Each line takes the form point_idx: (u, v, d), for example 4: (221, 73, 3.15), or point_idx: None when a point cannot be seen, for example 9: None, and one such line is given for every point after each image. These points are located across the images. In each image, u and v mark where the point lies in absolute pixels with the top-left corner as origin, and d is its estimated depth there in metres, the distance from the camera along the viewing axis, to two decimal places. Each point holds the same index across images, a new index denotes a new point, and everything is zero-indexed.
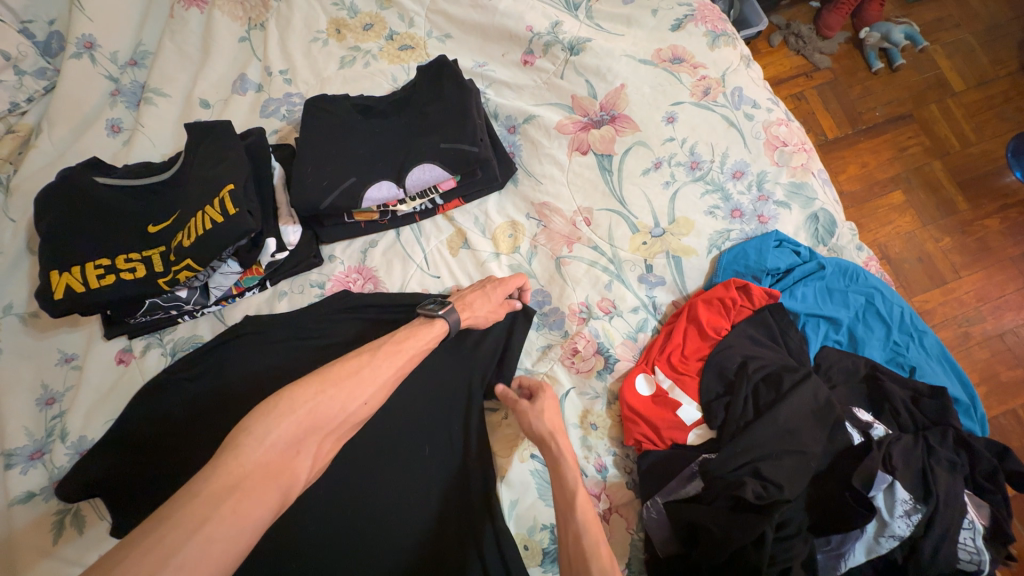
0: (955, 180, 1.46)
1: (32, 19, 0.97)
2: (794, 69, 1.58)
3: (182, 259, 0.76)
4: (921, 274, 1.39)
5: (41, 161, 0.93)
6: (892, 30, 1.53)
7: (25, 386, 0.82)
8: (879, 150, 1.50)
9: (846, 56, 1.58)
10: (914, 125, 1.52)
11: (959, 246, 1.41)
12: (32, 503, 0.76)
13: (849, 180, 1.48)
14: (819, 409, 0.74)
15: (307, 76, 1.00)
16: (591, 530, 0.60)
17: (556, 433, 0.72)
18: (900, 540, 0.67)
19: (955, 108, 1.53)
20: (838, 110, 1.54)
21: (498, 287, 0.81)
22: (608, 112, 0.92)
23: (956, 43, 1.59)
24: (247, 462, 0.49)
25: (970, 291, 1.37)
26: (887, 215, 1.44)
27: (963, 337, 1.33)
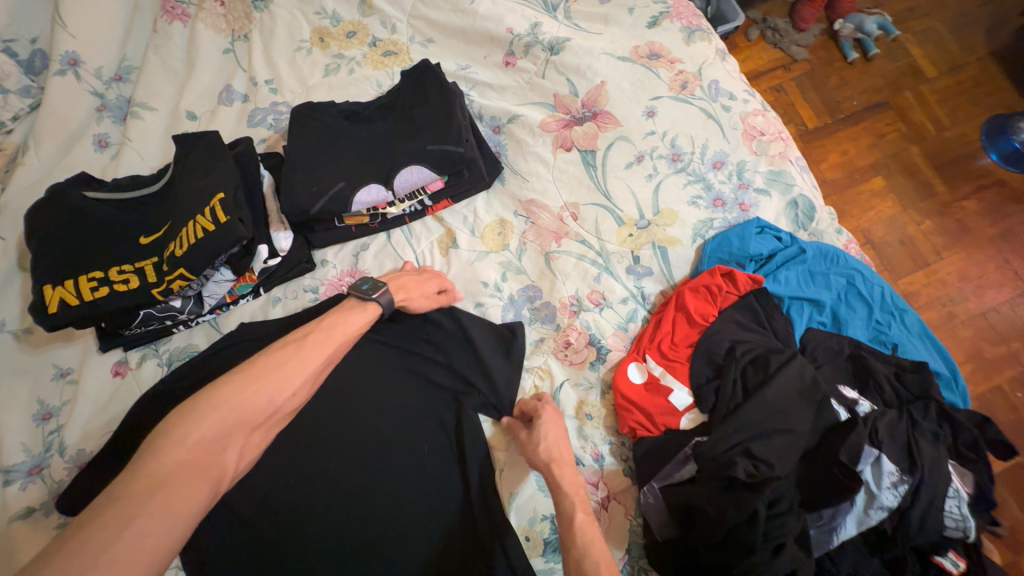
0: (933, 164, 1.50)
1: (14, 38, 0.96)
2: (772, 62, 1.62)
3: (175, 268, 0.76)
4: (904, 257, 1.42)
5: (29, 178, 0.93)
6: (865, 20, 1.57)
7: (20, 402, 0.82)
8: (858, 138, 1.54)
9: (822, 47, 1.62)
10: (890, 112, 1.56)
11: (939, 229, 1.44)
12: (33, 519, 0.76)
13: (830, 168, 1.52)
14: (806, 388, 0.76)
15: (292, 84, 1.02)
16: (593, 558, 0.62)
17: (561, 454, 0.75)
18: (889, 511, 0.69)
19: (929, 95, 1.57)
20: (816, 100, 1.58)
21: (432, 277, 0.86)
22: (589, 109, 0.94)
23: (927, 31, 1.63)
24: (169, 462, 0.51)
25: (952, 271, 1.40)
26: (868, 201, 1.47)
27: (948, 317, 1.37)
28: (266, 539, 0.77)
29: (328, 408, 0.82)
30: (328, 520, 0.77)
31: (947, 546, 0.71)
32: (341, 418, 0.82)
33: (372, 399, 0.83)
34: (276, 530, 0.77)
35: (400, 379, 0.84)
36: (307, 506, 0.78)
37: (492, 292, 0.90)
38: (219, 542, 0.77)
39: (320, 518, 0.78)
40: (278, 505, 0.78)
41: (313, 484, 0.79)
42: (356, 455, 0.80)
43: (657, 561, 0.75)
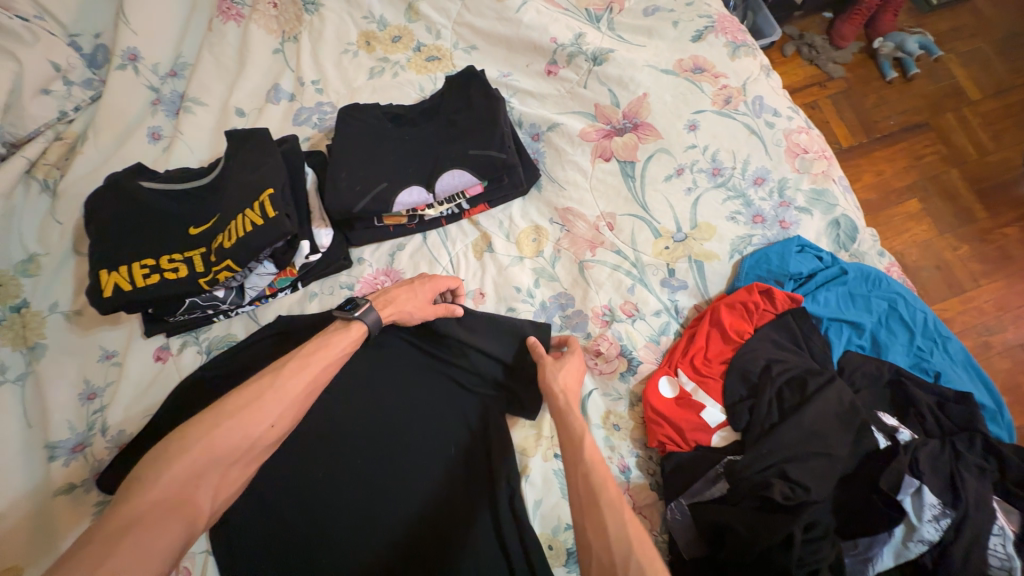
0: (973, 188, 1.46)
1: (80, 33, 1.02)
2: (808, 79, 1.60)
3: (223, 259, 0.79)
4: (940, 282, 1.38)
5: (86, 166, 0.97)
6: (907, 40, 1.55)
7: (68, 381, 0.85)
8: (894, 159, 1.50)
9: (861, 65, 1.60)
10: (930, 134, 1.52)
11: (978, 255, 1.40)
12: (74, 495, 0.79)
13: (864, 188, 1.49)
14: (845, 413, 0.74)
15: (338, 86, 1.04)
16: (599, 470, 0.61)
17: (566, 390, 0.74)
18: (929, 544, 0.67)
19: (972, 117, 1.53)
20: (853, 119, 1.55)
21: (425, 285, 0.83)
22: (630, 120, 0.94)
23: (972, 52, 1.60)
24: (142, 501, 0.52)
25: (990, 300, 1.36)
26: (903, 223, 1.44)
27: (984, 347, 1.32)
28: (292, 531, 0.78)
29: (360, 404, 0.84)
30: (354, 513, 0.78)
31: None
32: (372, 414, 0.83)
33: (403, 397, 0.84)
34: (303, 520, 0.79)
35: (431, 379, 0.85)
36: (333, 499, 0.79)
37: (525, 297, 0.91)
38: (247, 530, 0.79)
39: (347, 510, 0.79)
40: (305, 495, 0.80)
41: (341, 476, 0.80)
42: (382, 453, 0.81)
43: None
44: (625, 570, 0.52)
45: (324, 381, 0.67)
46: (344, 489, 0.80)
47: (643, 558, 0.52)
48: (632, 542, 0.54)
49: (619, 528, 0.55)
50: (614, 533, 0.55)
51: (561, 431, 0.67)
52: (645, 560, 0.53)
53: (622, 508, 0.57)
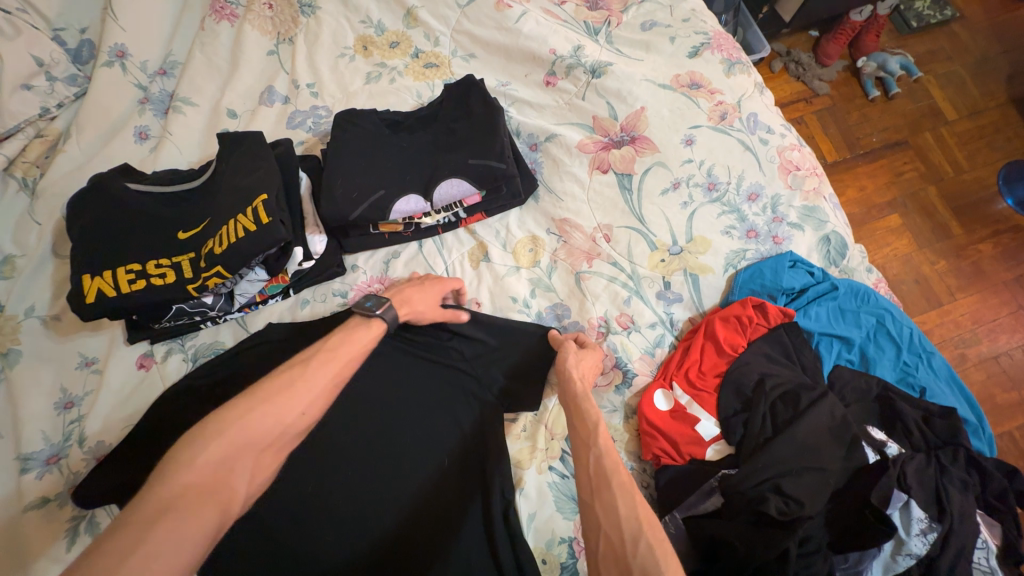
0: (950, 205, 1.51)
1: (64, 27, 0.98)
2: (795, 95, 1.64)
3: (213, 265, 0.76)
4: (918, 296, 1.43)
5: (68, 165, 0.93)
6: (888, 60, 1.61)
7: (44, 389, 0.81)
8: (877, 174, 1.55)
9: (845, 83, 1.65)
10: (910, 151, 1.57)
11: (954, 270, 1.45)
12: (48, 509, 0.75)
13: (849, 202, 1.53)
14: (837, 428, 0.75)
15: (333, 90, 1.03)
16: (612, 455, 0.61)
17: (580, 379, 0.74)
18: (917, 558, 0.69)
19: (949, 136, 1.59)
20: (838, 135, 1.59)
21: (435, 286, 0.83)
22: (628, 133, 0.95)
23: (949, 75, 1.66)
24: (177, 485, 0.50)
25: (965, 313, 1.41)
26: (884, 237, 1.48)
27: (960, 359, 1.36)
28: (277, 547, 0.75)
29: (351, 413, 0.81)
30: (346, 527, 0.76)
31: None
32: (364, 424, 0.81)
33: (396, 408, 0.82)
34: (290, 536, 0.76)
35: (425, 390, 0.83)
36: (322, 514, 0.76)
37: (521, 307, 0.90)
38: (229, 547, 0.75)
39: (337, 525, 0.76)
40: (292, 510, 0.76)
41: (330, 490, 0.77)
42: (373, 465, 0.79)
43: None
44: (635, 548, 0.52)
45: (350, 373, 0.66)
46: (333, 503, 0.77)
47: (653, 540, 0.52)
48: (642, 524, 0.54)
49: (629, 510, 0.55)
50: (624, 513, 0.55)
51: (575, 416, 0.68)
52: (655, 540, 0.53)
53: (634, 491, 0.57)
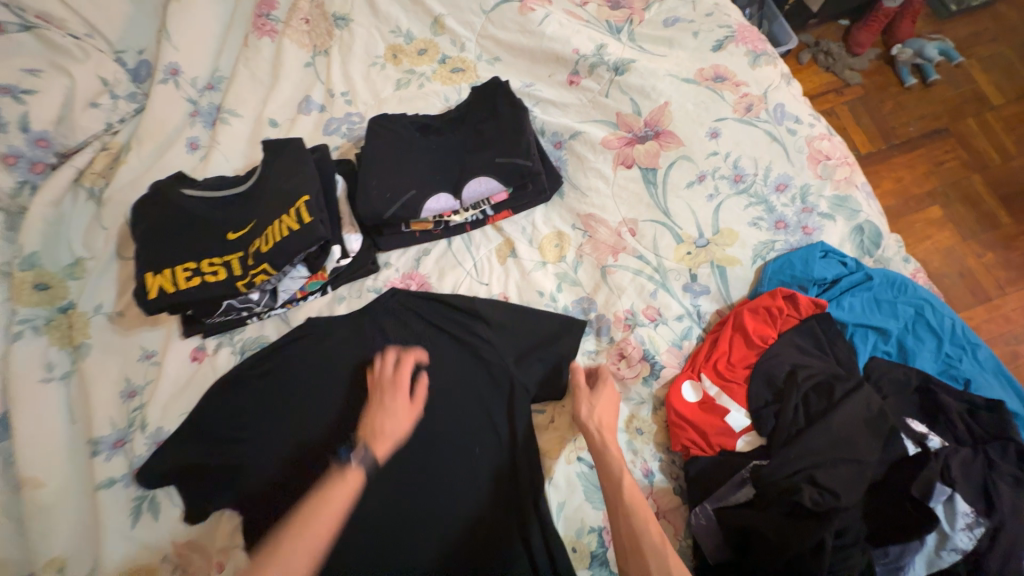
0: (996, 194, 1.49)
1: (125, 49, 1.07)
2: (825, 85, 1.63)
3: (260, 263, 0.82)
4: (963, 289, 1.40)
5: (129, 175, 1.02)
6: (926, 45, 1.59)
7: (110, 379, 0.89)
8: (915, 164, 1.53)
9: (879, 71, 1.63)
10: (952, 138, 1.54)
11: (1002, 261, 1.42)
12: (115, 488, 0.82)
13: (884, 194, 1.51)
14: (874, 419, 0.73)
15: (366, 97, 1.09)
16: (642, 514, 0.68)
17: (600, 428, 0.77)
18: (963, 553, 0.67)
19: (994, 122, 1.56)
20: (870, 126, 1.58)
21: (398, 401, 0.80)
22: (652, 128, 0.95)
23: (993, 57, 1.63)
24: None
25: (1017, 308, 1.38)
26: (926, 230, 1.46)
27: (1013, 356, 1.34)
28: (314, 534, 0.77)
29: None
30: (386, 534, 0.78)
31: None
32: None
33: (426, 396, 0.86)
34: None
35: (453, 380, 0.88)
36: (360, 508, 0.79)
37: (548, 301, 0.93)
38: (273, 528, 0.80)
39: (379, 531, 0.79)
40: None
41: (369, 496, 0.80)
42: (409, 469, 0.82)
43: None
44: None
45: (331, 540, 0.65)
46: (370, 502, 0.80)
47: None
48: None
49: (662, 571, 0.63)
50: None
51: (599, 461, 0.75)
52: None
53: (666, 552, 0.65)
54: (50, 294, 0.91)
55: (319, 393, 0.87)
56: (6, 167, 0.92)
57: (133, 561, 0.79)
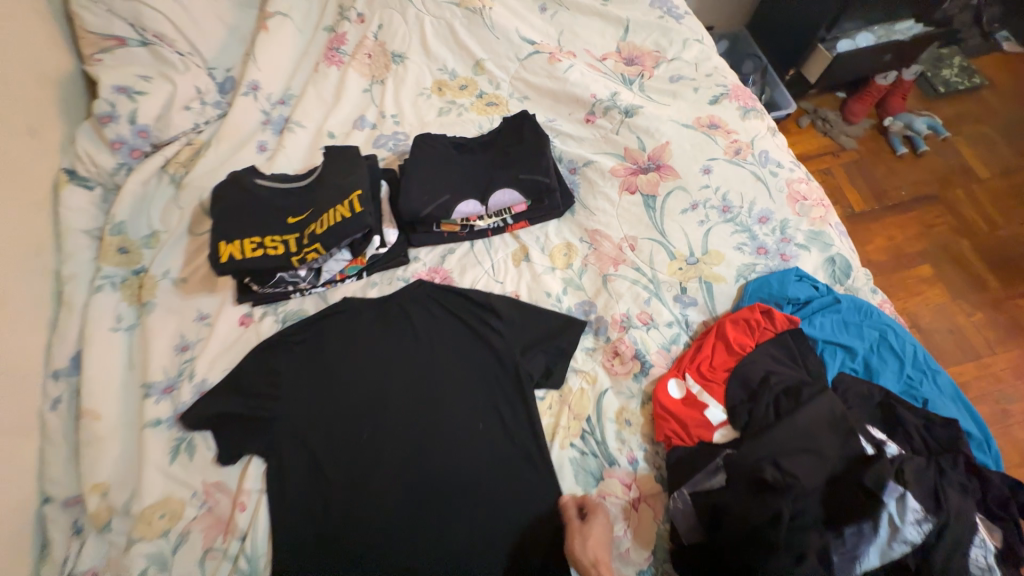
0: (984, 259, 1.74)
1: (216, 67, 1.28)
2: (824, 147, 1.96)
3: (313, 243, 0.97)
4: (953, 344, 1.60)
5: (207, 165, 1.19)
6: (915, 121, 1.94)
7: (168, 333, 1.01)
8: (906, 226, 1.80)
9: (874, 138, 1.97)
10: (940, 205, 1.83)
11: (990, 322, 1.64)
12: (159, 429, 0.92)
13: (876, 249, 1.76)
14: (836, 420, 0.82)
15: (412, 120, 1.28)
16: None
17: (595, 565, 0.80)
18: (912, 546, 0.73)
19: (980, 193, 1.86)
20: (865, 187, 1.87)
21: None
22: (654, 162, 1.11)
23: (977, 136, 1.98)
24: None
25: (1006, 367, 1.57)
26: (918, 286, 1.69)
27: (1003, 414, 1.51)
28: (340, 483, 0.91)
29: (403, 378, 1.00)
30: (394, 490, 0.92)
31: None
32: (414, 387, 0.99)
33: (440, 375, 1.00)
34: (351, 481, 0.92)
35: (465, 363, 1.01)
36: (377, 466, 0.93)
37: (554, 301, 1.05)
38: (296, 477, 0.91)
39: (388, 488, 0.92)
40: (349, 455, 0.94)
41: (382, 457, 0.94)
42: (416, 437, 0.95)
43: (682, 562, 0.82)
44: None
45: None
46: (385, 462, 0.93)
47: None
48: None
49: None
50: None
51: None
52: None
53: None
54: (128, 258, 1.07)
55: (349, 362, 1.00)
56: (113, 151, 1.12)
57: (166, 493, 0.88)
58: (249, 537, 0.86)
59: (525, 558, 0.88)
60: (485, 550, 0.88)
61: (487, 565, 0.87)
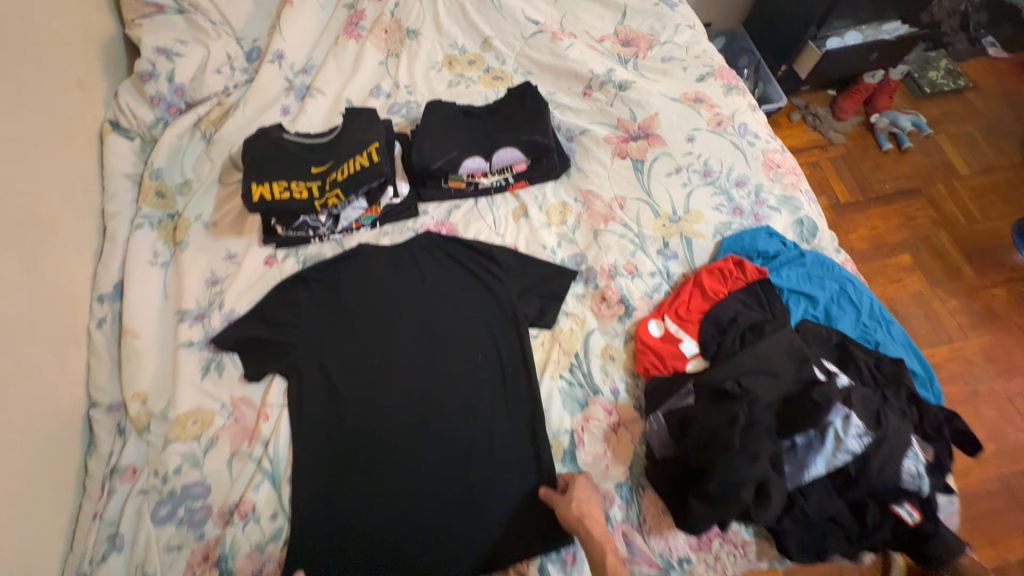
0: (963, 251, 1.85)
1: (243, 37, 1.37)
2: (812, 142, 2.07)
3: (334, 188, 1.09)
4: (928, 329, 1.71)
5: (237, 124, 1.29)
6: (899, 118, 2.05)
7: (199, 269, 1.12)
8: (888, 217, 1.91)
9: (861, 135, 2.08)
10: (923, 199, 1.95)
11: (964, 308, 1.75)
12: (191, 349, 1.03)
13: (859, 238, 1.87)
14: (792, 350, 0.93)
15: (424, 90, 1.39)
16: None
17: (585, 522, 0.85)
18: (852, 455, 0.83)
19: (961, 187, 1.98)
20: (851, 179, 1.99)
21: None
22: (644, 131, 1.23)
23: (959, 134, 2.10)
24: None
25: (977, 351, 1.68)
26: (896, 273, 1.81)
27: (972, 393, 1.62)
28: (355, 409, 1.01)
29: (411, 314, 1.10)
30: (402, 411, 1.01)
31: (904, 498, 0.83)
32: (421, 323, 1.09)
33: (446, 314, 1.10)
34: (364, 404, 1.01)
35: (469, 305, 1.11)
36: (388, 392, 1.03)
37: (549, 253, 1.16)
38: (315, 399, 1.01)
39: (396, 408, 1.02)
40: (362, 382, 1.03)
41: (391, 382, 1.04)
42: (422, 366, 1.06)
43: (657, 474, 0.92)
44: None
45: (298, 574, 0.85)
46: (394, 387, 1.03)
47: None
48: None
49: None
50: None
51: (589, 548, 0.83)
52: None
53: None
54: (164, 202, 1.19)
55: (363, 300, 1.10)
56: (152, 106, 1.24)
57: (198, 404, 0.98)
58: (271, 442, 0.96)
59: (518, 473, 0.97)
60: (482, 466, 0.98)
61: (484, 479, 0.97)
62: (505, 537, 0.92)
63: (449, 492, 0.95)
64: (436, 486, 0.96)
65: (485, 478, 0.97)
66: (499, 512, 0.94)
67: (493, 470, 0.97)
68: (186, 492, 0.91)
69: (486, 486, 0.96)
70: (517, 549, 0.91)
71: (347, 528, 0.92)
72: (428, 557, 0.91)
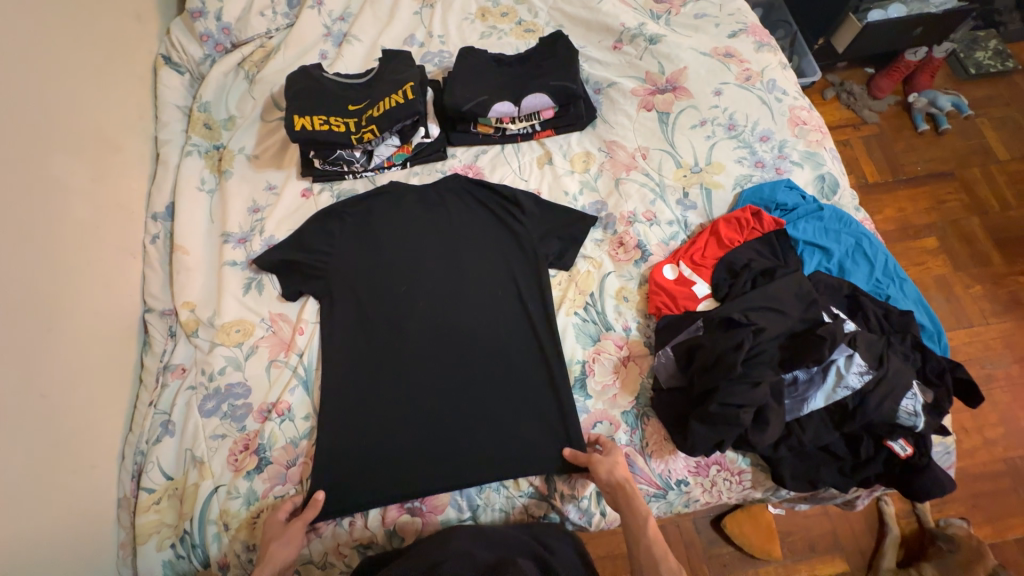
0: (992, 238, 1.81)
1: None
2: (843, 120, 2.03)
3: (371, 124, 1.15)
4: (948, 313, 1.70)
5: (278, 66, 1.33)
6: (938, 98, 1.98)
7: (243, 197, 1.20)
8: (917, 199, 1.88)
9: (896, 115, 2.03)
10: (956, 182, 1.91)
11: (988, 294, 1.73)
12: (234, 268, 1.12)
13: (884, 219, 1.85)
14: (803, 294, 0.97)
15: (456, 41, 1.42)
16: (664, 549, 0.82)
17: (623, 482, 0.90)
18: (853, 390, 0.87)
19: (997, 173, 1.93)
20: (881, 159, 1.95)
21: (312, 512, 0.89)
22: (671, 84, 1.24)
23: (1003, 118, 2.03)
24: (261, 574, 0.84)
25: (996, 336, 1.67)
26: (921, 256, 1.79)
27: (987, 377, 1.62)
28: (381, 334, 1.08)
29: (437, 251, 1.16)
30: (424, 336, 1.08)
31: (899, 433, 0.87)
32: (446, 258, 1.15)
33: (469, 251, 1.16)
34: (389, 330, 1.08)
35: (491, 244, 1.16)
36: (411, 319, 1.09)
37: (571, 199, 1.20)
38: (344, 323, 1.08)
39: (418, 332, 1.08)
40: (388, 310, 1.10)
41: (415, 310, 1.10)
42: (444, 297, 1.12)
43: (663, 402, 0.97)
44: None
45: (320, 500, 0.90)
46: (416, 314, 1.10)
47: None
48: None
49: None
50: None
51: (626, 506, 0.87)
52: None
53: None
54: (211, 133, 1.27)
55: (391, 234, 1.16)
56: (201, 43, 1.31)
57: (241, 316, 1.08)
58: (305, 353, 1.05)
59: (531, 399, 1.03)
60: (496, 389, 1.04)
61: (499, 401, 1.03)
62: (516, 450, 0.99)
63: (465, 411, 1.02)
64: (453, 403, 1.03)
65: (500, 400, 1.03)
66: (509, 433, 1.00)
67: (506, 393, 1.03)
68: (229, 390, 1.01)
69: (500, 408, 1.02)
70: (526, 466, 0.97)
71: (371, 434, 1.00)
72: (445, 463, 0.98)
